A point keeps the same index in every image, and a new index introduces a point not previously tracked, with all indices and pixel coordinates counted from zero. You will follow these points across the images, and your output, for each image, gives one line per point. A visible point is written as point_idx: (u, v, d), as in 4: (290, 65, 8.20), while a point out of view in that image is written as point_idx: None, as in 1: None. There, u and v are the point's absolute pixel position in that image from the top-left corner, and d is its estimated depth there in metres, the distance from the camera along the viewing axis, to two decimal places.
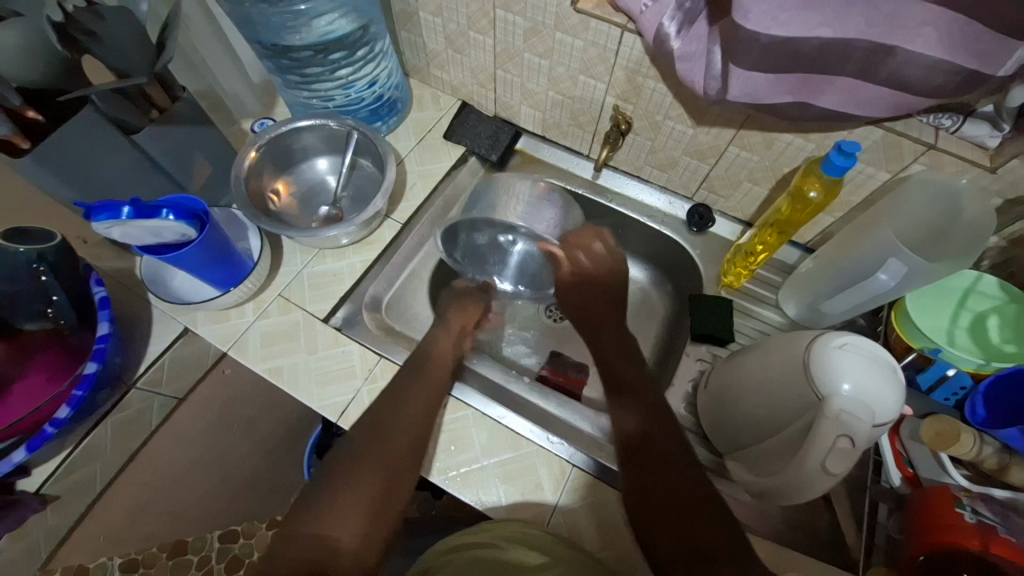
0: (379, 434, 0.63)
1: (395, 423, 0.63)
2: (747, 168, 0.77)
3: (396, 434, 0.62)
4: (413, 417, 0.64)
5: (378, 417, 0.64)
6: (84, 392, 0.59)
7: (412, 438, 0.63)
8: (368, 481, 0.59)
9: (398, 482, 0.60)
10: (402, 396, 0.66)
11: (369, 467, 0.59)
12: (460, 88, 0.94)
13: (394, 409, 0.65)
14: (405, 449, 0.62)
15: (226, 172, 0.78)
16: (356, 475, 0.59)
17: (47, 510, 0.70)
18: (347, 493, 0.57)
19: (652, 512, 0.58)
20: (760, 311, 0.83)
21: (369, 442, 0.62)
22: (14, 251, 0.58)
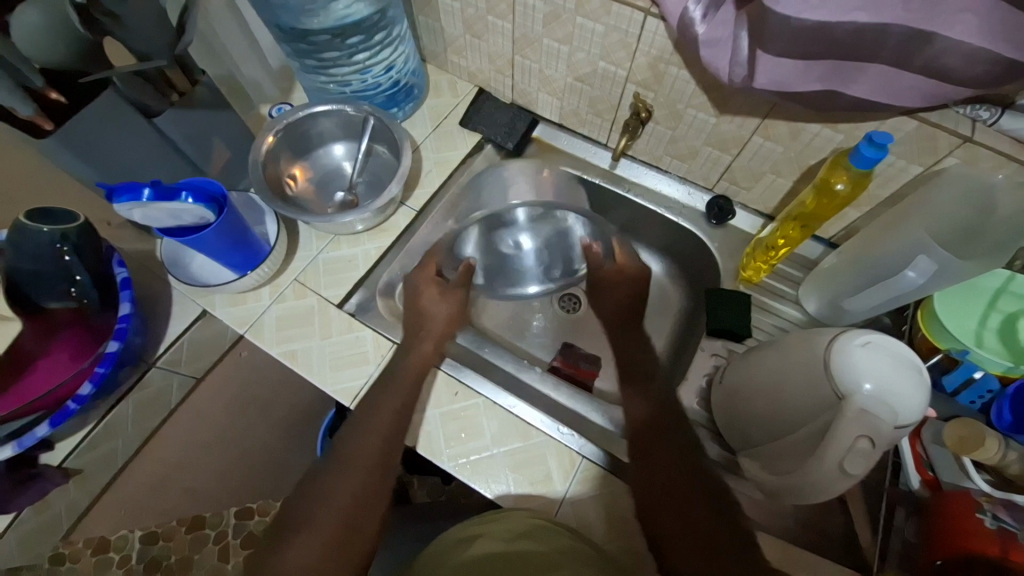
0: (343, 460, 0.63)
1: (360, 447, 0.63)
2: (770, 159, 0.75)
3: (360, 458, 0.63)
4: (383, 433, 0.64)
5: (340, 441, 0.65)
6: (105, 370, 0.59)
7: (378, 457, 0.63)
8: (341, 505, 0.60)
9: (367, 505, 0.60)
10: (369, 414, 0.66)
11: (337, 494, 0.60)
12: (477, 73, 0.92)
13: (355, 429, 0.65)
14: (371, 469, 0.63)
15: (243, 155, 0.79)
16: (325, 501, 0.60)
17: (70, 483, 0.72)
18: (323, 505, 0.60)
19: (658, 501, 0.62)
20: (780, 307, 0.80)
21: (336, 469, 0.62)
22: (37, 230, 0.56)
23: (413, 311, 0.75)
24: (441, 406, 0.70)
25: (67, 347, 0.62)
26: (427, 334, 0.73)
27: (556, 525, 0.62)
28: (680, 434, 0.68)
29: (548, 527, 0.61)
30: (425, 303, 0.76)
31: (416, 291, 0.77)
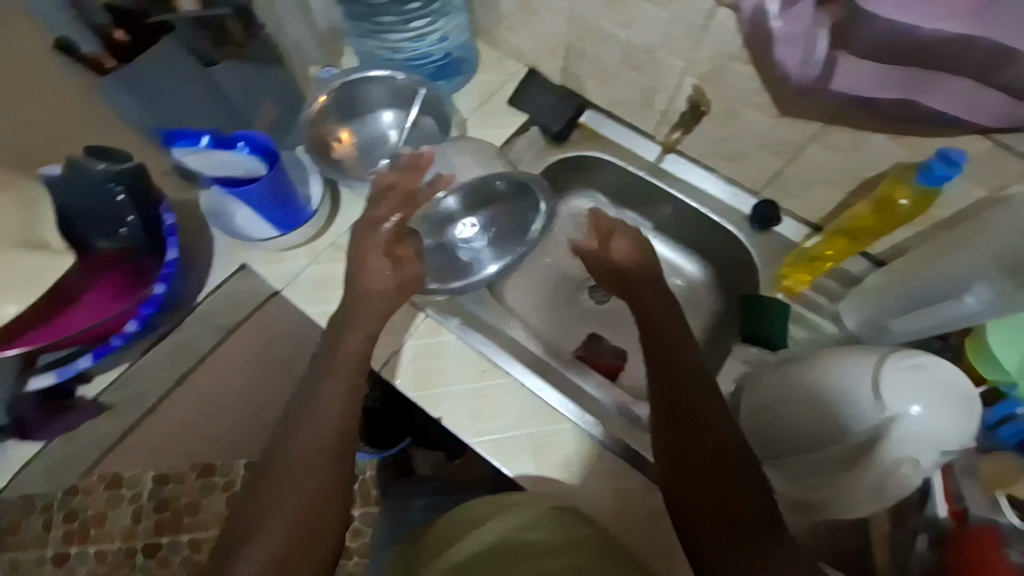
0: (287, 464, 0.54)
1: (302, 444, 0.55)
2: (826, 168, 0.72)
3: (303, 456, 0.54)
4: (327, 421, 0.57)
5: (279, 441, 0.57)
6: (150, 312, 0.62)
7: (327, 444, 0.56)
8: (299, 499, 0.52)
9: (327, 502, 0.53)
10: (312, 401, 0.59)
11: (281, 500, 0.52)
12: (525, 54, 0.88)
13: (296, 422, 0.58)
14: (323, 463, 0.54)
15: (292, 115, 0.77)
16: (278, 501, 0.52)
17: (100, 419, 0.73)
18: (277, 503, 0.52)
19: (692, 485, 0.54)
20: (817, 320, 0.78)
21: (277, 474, 0.54)
22: (93, 167, 0.59)
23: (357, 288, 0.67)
24: (466, 381, 0.71)
25: (104, 290, 0.60)
26: (368, 311, 0.66)
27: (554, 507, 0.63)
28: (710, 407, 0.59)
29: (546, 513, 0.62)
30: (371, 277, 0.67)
31: (365, 252, 0.67)
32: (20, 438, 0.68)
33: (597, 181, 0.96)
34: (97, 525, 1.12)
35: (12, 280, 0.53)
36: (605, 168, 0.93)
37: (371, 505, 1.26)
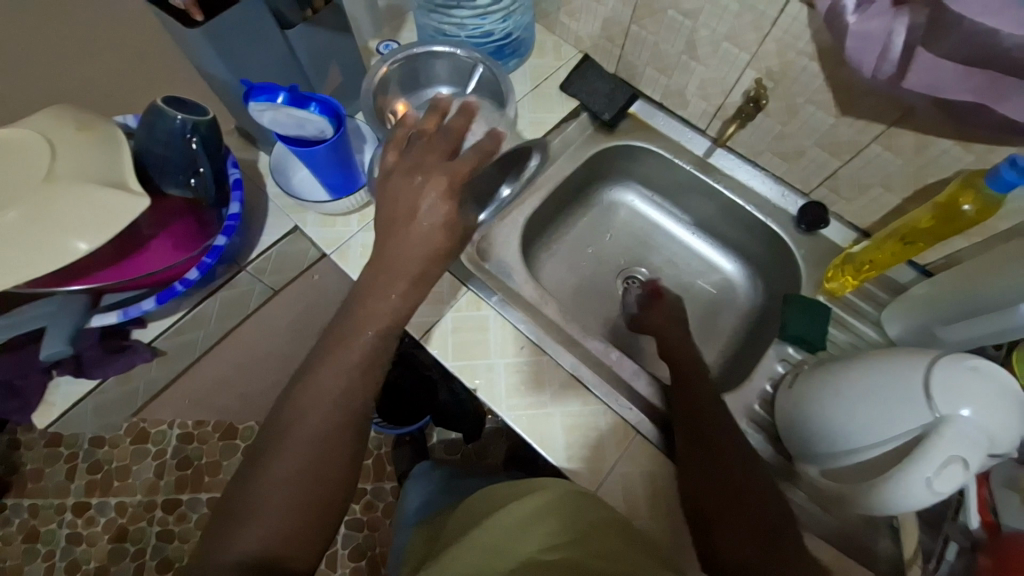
0: (288, 442, 0.50)
1: (303, 423, 0.50)
2: (885, 171, 0.71)
3: (305, 436, 0.50)
4: (334, 399, 0.51)
5: (284, 412, 0.51)
6: (212, 261, 0.64)
7: (338, 423, 0.51)
8: (299, 477, 0.49)
9: (331, 486, 0.50)
10: (315, 374, 0.52)
11: (284, 478, 0.48)
12: (585, 39, 0.89)
13: (298, 393, 0.52)
14: (330, 444, 0.50)
15: (353, 84, 0.80)
16: (276, 480, 0.48)
17: (154, 363, 0.74)
18: (275, 483, 0.48)
19: (718, 504, 0.55)
20: (860, 326, 0.78)
21: (275, 453, 0.49)
22: (172, 116, 0.58)
23: (392, 234, 0.54)
24: (505, 355, 0.73)
25: (171, 236, 0.63)
26: (404, 272, 0.54)
27: (566, 487, 0.62)
28: (711, 424, 0.61)
29: (556, 499, 0.60)
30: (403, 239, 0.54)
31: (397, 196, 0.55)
32: (74, 375, 0.67)
33: (642, 173, 0.97)
34: (122, 477, 1.19)
35: (85, 215, 0.53)
36: (652, 158, 0.93)
37: (385, 479, 1.30)
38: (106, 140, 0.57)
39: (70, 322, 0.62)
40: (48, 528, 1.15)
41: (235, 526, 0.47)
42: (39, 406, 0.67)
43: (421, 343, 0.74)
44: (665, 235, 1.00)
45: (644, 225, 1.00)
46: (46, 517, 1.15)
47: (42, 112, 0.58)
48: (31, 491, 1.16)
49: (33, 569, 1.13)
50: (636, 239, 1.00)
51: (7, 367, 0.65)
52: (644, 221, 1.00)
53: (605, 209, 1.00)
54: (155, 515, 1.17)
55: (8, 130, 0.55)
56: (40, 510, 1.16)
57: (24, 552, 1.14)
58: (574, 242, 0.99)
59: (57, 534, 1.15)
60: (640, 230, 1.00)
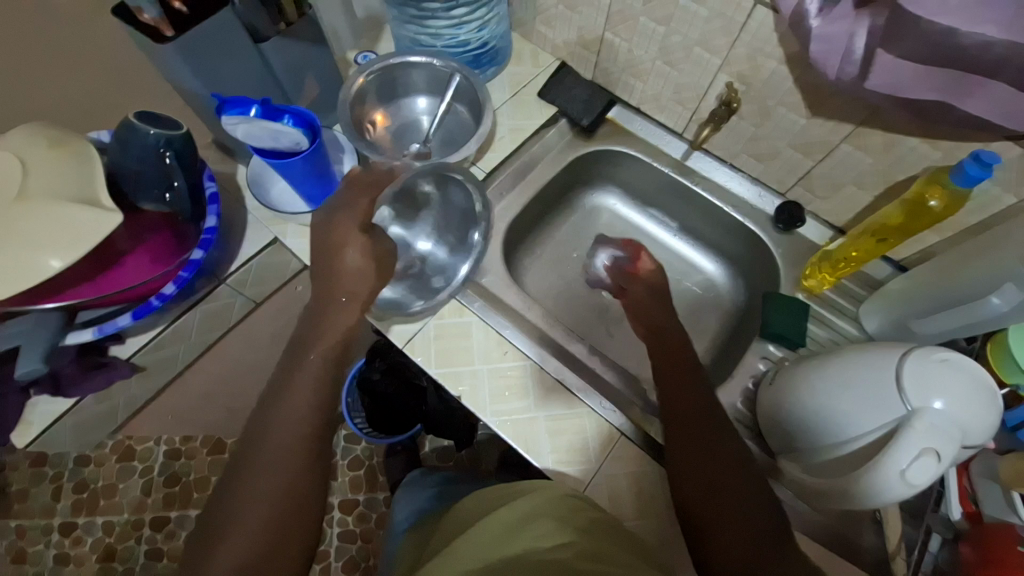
0: (253, 465, 0.50)
1: (268, 445, 0.52)
2: (856, 169, 0.73)
3: (270, 455, 0.51)
4: (298, 420, 0.53)
5: (252, 434, 0.53)
6: (188, 274, 0.63)
7: (303, 443, 0.52)
8: (268, 500, 0.49)
9: (304, 500, 0.50)
10: (279, 398, 0.55)
11: (257, 499, 0.49)
12: (562, 47, 0.90)
13: (263, 419, 0.54)
14: (301, 456, 0.52)
15: (332, 96, 0.81)
16: (244, 504, 0.48)
17: (134, 378, 0.73)
18: (241, 508, 0.48)
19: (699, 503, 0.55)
20: (839, 322, 0.78)
21: (239, 480, 0.50)
22: (146, 131, 0.58)
23: (329, 264, 0.63)
24: (489, 362, 0.73)
25: (148, 251, 0.63)
26: (348, 294, 0.63)
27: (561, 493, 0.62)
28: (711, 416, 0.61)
29: (548, 503, 0.60)
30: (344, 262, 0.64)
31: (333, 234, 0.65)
32: (52, 394, 0.67)
33: (622, 177, 0.98)
34: (107, 496, 1.17)
35: (58, 232, 0.52)
36: (631, 162, 0.94)
37: (377, 490, 1.29)
38: (80, 156, 0.57)
39: (43, 342, 0.60)
40: (35, 549, 1.13)
41: (207, 555, 0.46)
42: (16, 426, 0.66)
43: (405, 352, 0.74)
44: (647, 238, 1.01)
45: (625, 227, 1.01)
46: (33, 538, 1.13)
47: (16, 130, 0.58)
48: (17, 511, 1.14)
49: None
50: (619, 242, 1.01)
51: None
52: (626, 224, 1.01)
53: (588, 212, 1.01)
54: (144, 534, 1.15)
55: None
56: (27, 531, 1.14)
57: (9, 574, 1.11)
58: (557, 247, 0.99)
59: (43, 555, 1.13)
60: (622, 233, 1.01)
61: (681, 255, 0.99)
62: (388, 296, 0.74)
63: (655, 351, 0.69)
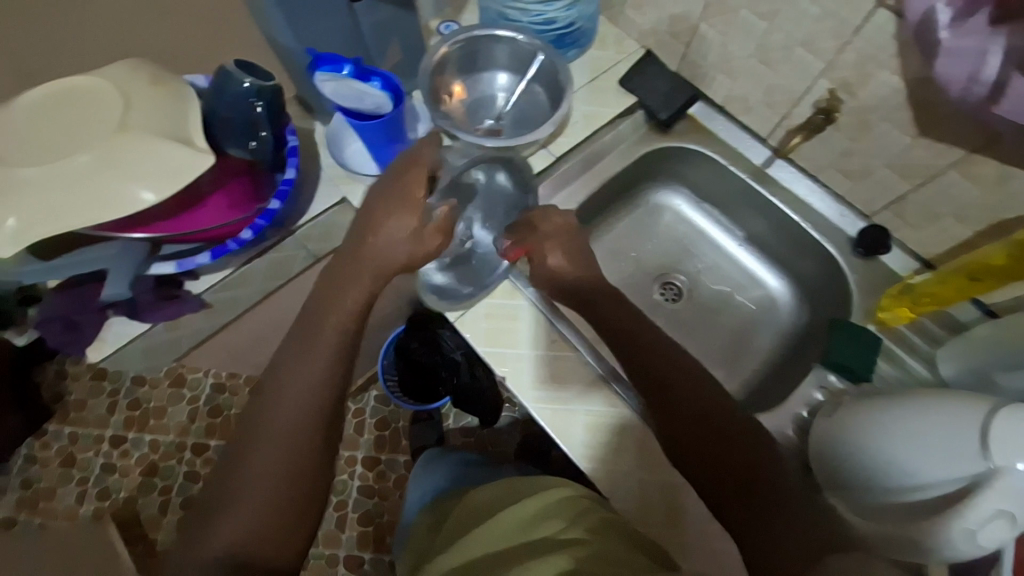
0: (254, 445, 0.56)
1: (267, 427, 0.56)
2: (959, 200, 0.67)
3: (269, 437, 0.56)
4: (298, 404, 0.57)
5: (255, 413, 0.58)
6: (264, 222, 0.67)
7: (301, 426, 0.57)
8: (267, 480, 0.55)
9: (298, 478, 0.55)
10: (282, 380, 0.58)
11: (252, 482, 0.55)
12: (650, 34, 0.86)
13: (266, 400, 0.58)
14: (299, 441, 0.56)
15: (414, 62, 0.81)
16: (246, 481, 0.55)
17: (202, 314, 0.78)
18: (245, 484, 0.55)
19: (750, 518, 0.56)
20: (909, 361, 0.74)
21: (241, 458, 0.56)
22: (240, 80, 0.60)
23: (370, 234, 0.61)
24: (536, 348, 0.73)
25: (227, 195, 0.65)
26: (375, 269, 0.61)
27: (571, 494, 0.63)
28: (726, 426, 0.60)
29: (568, 501, 0.61)
30: (383, 237, 0.61)
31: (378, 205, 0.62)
32: (128, 317, 0.72)
33: (693, 177, 0.94)
34: (157, 417, 1.26)
35: (154, 167, 0.55)
36: (705, 163, 0.90)
37: (398, 452, 1.32)
38: (176, 95, 0.60)
39: (131, 267, 0.64)
40: (85, 455, 1.23)
41: (217, 521, 0.54)
42: (92, 341, 0.72)
43: (455, 325, 0.75)
44: (709, 244, 0.97)
45: (686, 229, 0.98)
46: (84, 445, 1.24)
47: (118, 63, 0.60)
48: (73, 419, 1.24)
49: (66, 492, 1.21)
50: (678, 245, 0.98)
51: (68, 302, 0.70)
52: (689, 226, 0.98)
53: (650, 209, 0.98)
54: (185, 456, 1.25)
55: (86, 78, 0.58)
56: (80, 438, 1.24)
57: (60, 475, 1.22)
58: (613, 241, 0.97)
59: (92, 462, 1.23)
60: (682, 236, 0.98)
61: (743, 267, 0.95)
62: (437, 283, 0.76)
63: (633, 363, 0.65)
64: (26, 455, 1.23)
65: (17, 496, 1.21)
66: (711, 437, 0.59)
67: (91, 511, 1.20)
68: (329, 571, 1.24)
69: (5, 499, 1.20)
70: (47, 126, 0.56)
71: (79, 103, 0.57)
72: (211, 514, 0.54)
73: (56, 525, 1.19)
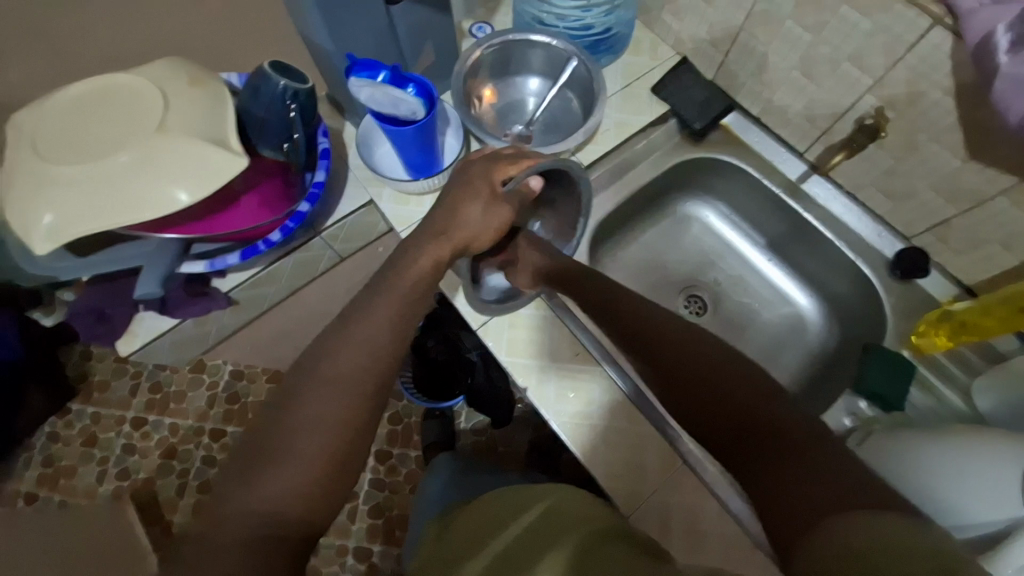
0: (316, 387, 0.49)
1: (332, 367, 0.50)
2: (1008, 228, 0.64)
3: (333, 379, 0.49)
4: (369, 346, 0.52)
5: (311, 355, 0.52)
6: (293, 225, 0.69)
7: (367, 373, 0.51)
8: (325, 430, 0.47)
9: (359, 432, 0.49)
10: (351, 324, 0.53)
11: (306, 430, 0.47)
12: (686, 40, 0.84)
13: (332, 344, 0.52)
14: (367, 394, 0.50)
15: (446, 64, 0.80)
16: (297, 428, 0.47)
17: (228, 310, 0.79)
18: (295, 433, 0.47)
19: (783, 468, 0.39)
20: (945, 391, 0.71)
21: (294, 404, 0.48)
22: (275, 81, 0.59)
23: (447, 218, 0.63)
24: (560, 359, 0.73)
25: (258, 195, 0.66)
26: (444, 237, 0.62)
27: (571, 497, 0.57)
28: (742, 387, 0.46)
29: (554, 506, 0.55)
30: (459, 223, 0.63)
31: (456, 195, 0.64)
32: (158, 312, 0.72)
33: (724, 188, 0.91)
34: (177, 402, 1.29)
35: (191, 168, 0.56)
36: (738, 176, 0.87)
37: (410, 447, 1.33)
38: (213, 95, 0.60)
39: (163, 264, 0.65)
40: (107, 435, 1.26)
41: (255, 476, 0.45)
42: (123, 334, 0.73)
43: (477, 333, 0.75)
44: (736, 257, 0.95)
45: (712, 241, 0.96)
46: (106, 426, 1.27)
47: (158, 62, 0.61)
48: (97, 400, 1.28)
49: (86, 471, 1.24)
50: (704, 256, 0.96)
51: (103, 294, 0.72)
52: (716, 237, 0.96)
53: (677, 218, 0.96)
54: (202, 441, 1.26)
55: (125, 75, 0.58)
56: (102, 419, 1.27)
57: (81, 455, 1.25)
58: (637, 250, 0.95)
59: (114, 441, 1.26)
60: (708, 246, 0.96)
61: (771, 282, 0.93)
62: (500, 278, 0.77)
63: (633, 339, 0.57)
64: (49, 434, 1.26)
65: (38, 472, 1.24)
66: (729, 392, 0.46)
67: (110, 490, 1.23)
68: (338, 562, 1.25)
69: (27, 475, 1.23)
70: (88, 124, 0.56)
71: (119, 101, 0.57)
72: (252, 462, 0.45)
73: (75, 504, 1.22)
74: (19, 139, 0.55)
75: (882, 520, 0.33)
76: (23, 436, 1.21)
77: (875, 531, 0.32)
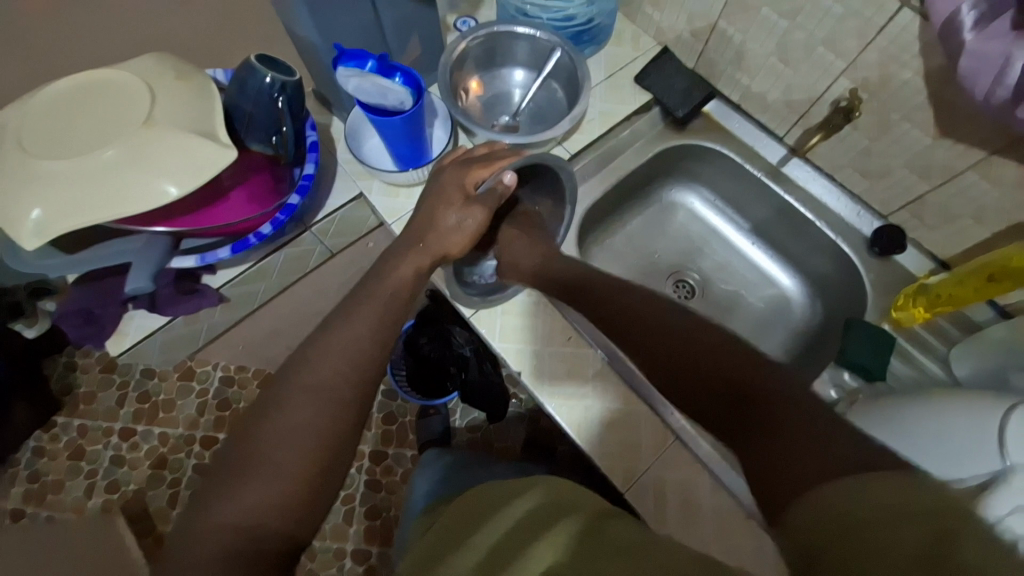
0: (295, 396, 0.48)
1: (312, 375, 0.50)
2: (979, 202, 0.67)
3: (313, 386, 0.49)
4: (348, 354, 0.52)
5: (291, 365, 0.52)
6: (284, 218, 0.68)
7: (348, 379, 0.51)
8: (306, 437, 0.46)
9: (342, 438, 0.48)
10: (329, 335, 0.53)
11: (286, 438, 0.46)
12: (667, 31, 0.86)
13: (312, 354, 0.52)
14: (348, 400, 0.50)
15: (432, 57, 0.81)
16: (277, 436, 0.46)
17: (219, 308, 0.78)
18: (275, 442, 0.46)
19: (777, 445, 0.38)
20: (926, 362, 0.74)
21: (273, 414, 0.47)
22: (262, 74, 0.59)
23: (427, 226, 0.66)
24: (553, 344, 0.74)
25: (246, 189, 0.66)
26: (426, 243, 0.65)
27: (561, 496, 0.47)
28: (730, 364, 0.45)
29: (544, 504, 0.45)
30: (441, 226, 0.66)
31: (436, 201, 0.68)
32: (148, 309, 0.72)
33: (709, 175, 0.94)
34: (166, 410, 1.27)
35: (179, 163, 0.55)
36: (721, 162, 0.90)
37: (405, 446, 1.33)
38: (201, 90, 0.60)
39: (154, 260, 0.65)
40: (94, 448, 1.24)
41: (234, 488, 0.44)
42: (112, 334, 0.72)
43: (470, 321, 0.76)
44: (722, 242, 0.97)
45: (699, 227, 0.98)
46: (93, 438, 1.24)
47: (144, 58, 0.60)
48: (83, 412, 1.25)
49: (74, 485, 1.22)
50: (691, 242, 0.98)
51: (87, 296, 0.70)
52: (703, 223, 0.98)
53: (663, 205, 0.98)
54: (193, 449, 1.25)
55: (110, 70, 0.58)
56: (89, 431, 1.25)
57: (68, 468, 1.22)
58: (626, 239, 0.97)
59: (101, 454, 1.24)
60: (695, 233, 0.98)
61: (756, 265, 0.95)
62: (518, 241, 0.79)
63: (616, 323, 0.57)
64: (34, 448, 1.23)
65: (24, 488, 1.21)
66: (720, 367, 0.45)
67: (99, 503, 1.21)
68: (336, 565, 1.24)
69: (12, 491, 1.21)
70: (76, 120, 0.56)
71: (104, 97, 0.57)
72: (230, 474, 0.44)
73: (64, 519, 1.19)
74: (2, 138, 0.55)
75: (876, 489, 0.32)
76: (7, 451, 1.18)
77: (875, 500, 0.31)
